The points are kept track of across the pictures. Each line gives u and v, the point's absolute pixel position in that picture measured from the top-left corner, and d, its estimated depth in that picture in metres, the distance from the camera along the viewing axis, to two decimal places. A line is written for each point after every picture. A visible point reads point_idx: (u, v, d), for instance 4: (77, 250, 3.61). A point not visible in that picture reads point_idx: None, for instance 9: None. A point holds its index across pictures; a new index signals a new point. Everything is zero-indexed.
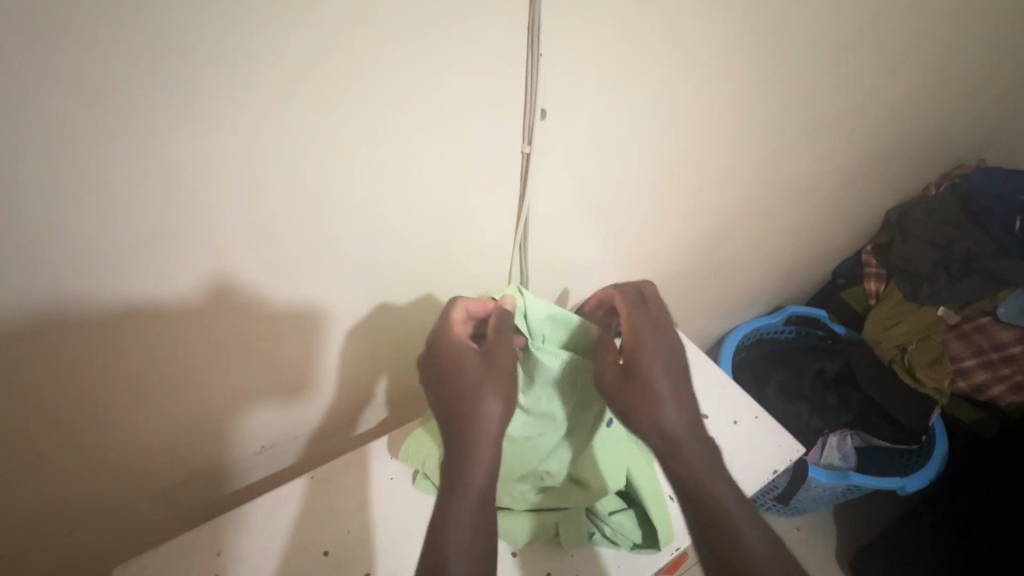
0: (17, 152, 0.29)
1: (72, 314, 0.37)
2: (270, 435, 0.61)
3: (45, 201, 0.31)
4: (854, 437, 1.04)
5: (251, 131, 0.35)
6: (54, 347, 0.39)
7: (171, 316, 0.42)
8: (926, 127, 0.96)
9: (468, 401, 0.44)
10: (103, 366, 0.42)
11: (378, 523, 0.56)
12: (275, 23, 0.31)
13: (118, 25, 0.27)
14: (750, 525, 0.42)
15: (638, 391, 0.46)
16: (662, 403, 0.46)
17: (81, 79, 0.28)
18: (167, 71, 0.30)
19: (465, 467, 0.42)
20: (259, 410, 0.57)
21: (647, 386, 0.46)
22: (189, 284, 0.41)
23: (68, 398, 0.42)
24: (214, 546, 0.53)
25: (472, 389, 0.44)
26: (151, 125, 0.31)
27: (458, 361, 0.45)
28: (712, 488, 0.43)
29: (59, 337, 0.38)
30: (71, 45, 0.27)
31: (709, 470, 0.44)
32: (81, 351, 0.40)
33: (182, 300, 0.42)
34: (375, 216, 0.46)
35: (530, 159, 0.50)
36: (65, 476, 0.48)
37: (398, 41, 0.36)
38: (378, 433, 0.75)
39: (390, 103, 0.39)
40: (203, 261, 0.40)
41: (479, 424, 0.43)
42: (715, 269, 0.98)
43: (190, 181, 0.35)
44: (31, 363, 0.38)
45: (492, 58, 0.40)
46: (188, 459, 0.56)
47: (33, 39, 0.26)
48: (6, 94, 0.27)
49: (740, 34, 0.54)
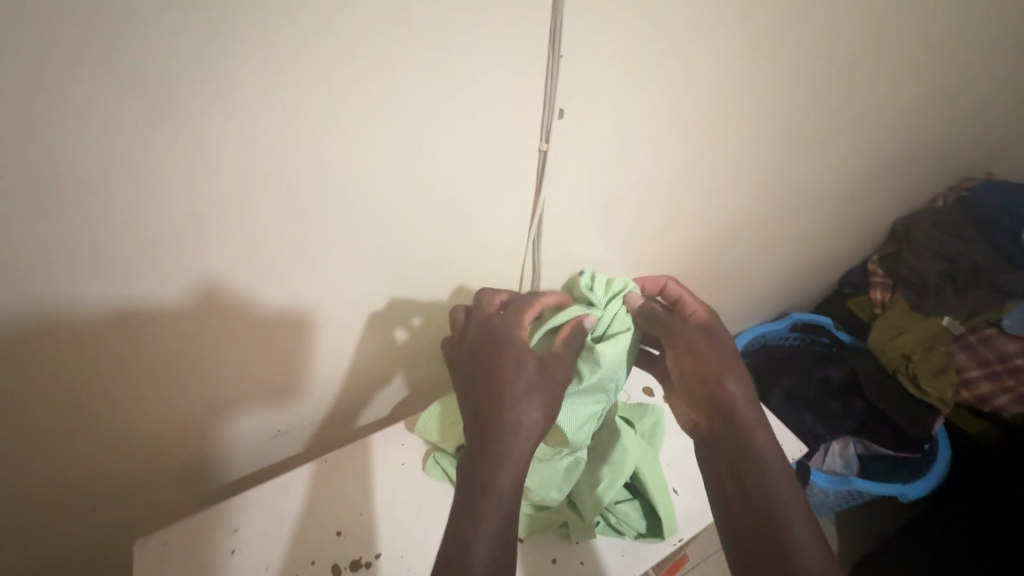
0: (72, 129, 0.30)
1: (107, 290, 0.39)
2: (283, 420, 0.62)
3: (91, 179, 0.33)
4: (856, 444, 1.03)
5: (285, 119, 0.37)
6: (87, 323, 0.40)
7: (201, 297, 0.43)
8: (935, 138, 0.97)
9: (513, 408, 0.43)
10: (134, 346, 0.44)
11: (387, 507, 0.57)
12: (310, 24, 0.33)
13: (177, 7, 0.29)
14: (790, 485, 0.46)
15: (706, 361, 0.52)
16: (724, 373, 0.51)
17: (137, 62, 0.30)
18: (216, 57, 0.32)
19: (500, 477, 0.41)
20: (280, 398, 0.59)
21: (715, 355, 0.52)
22: (221, 268, 0.42)
23: (97, 374, 0.44)
24: (231, 523, 0.54)
25: (524, 397, 0.44)
26: (196, 109, 0.33)
27: (514, 361, 0.45)
28: (757, 444, 0.48)
29: (91, 315, 0.39)
30: (125, 28, 0.29)
31: (757, 432, 0.49)
32: (111, 329, 0.41)
33: (208, 281, 0.42)
34: (394, 208, 0.48)
35: (547, 158, 0.52)
36: (87, 453, 0.49)
37: (428, 42, 0.38)
38: (383, 424, 0.76)
39: (418, 99, 0.40)
40: (235, 245, 0.41)
41: (523, 433, 0.43)
42: (721, 273, 0.98)
43: (229, 164, 0.37)
44: (69, 338, 0.40)
45: (515, 57, 0.42)
46: (209, 440, 0.58)
47: (100, 21, 0.28)
48: (70, 74, 0.29)
49: (754, 40, 0.56)
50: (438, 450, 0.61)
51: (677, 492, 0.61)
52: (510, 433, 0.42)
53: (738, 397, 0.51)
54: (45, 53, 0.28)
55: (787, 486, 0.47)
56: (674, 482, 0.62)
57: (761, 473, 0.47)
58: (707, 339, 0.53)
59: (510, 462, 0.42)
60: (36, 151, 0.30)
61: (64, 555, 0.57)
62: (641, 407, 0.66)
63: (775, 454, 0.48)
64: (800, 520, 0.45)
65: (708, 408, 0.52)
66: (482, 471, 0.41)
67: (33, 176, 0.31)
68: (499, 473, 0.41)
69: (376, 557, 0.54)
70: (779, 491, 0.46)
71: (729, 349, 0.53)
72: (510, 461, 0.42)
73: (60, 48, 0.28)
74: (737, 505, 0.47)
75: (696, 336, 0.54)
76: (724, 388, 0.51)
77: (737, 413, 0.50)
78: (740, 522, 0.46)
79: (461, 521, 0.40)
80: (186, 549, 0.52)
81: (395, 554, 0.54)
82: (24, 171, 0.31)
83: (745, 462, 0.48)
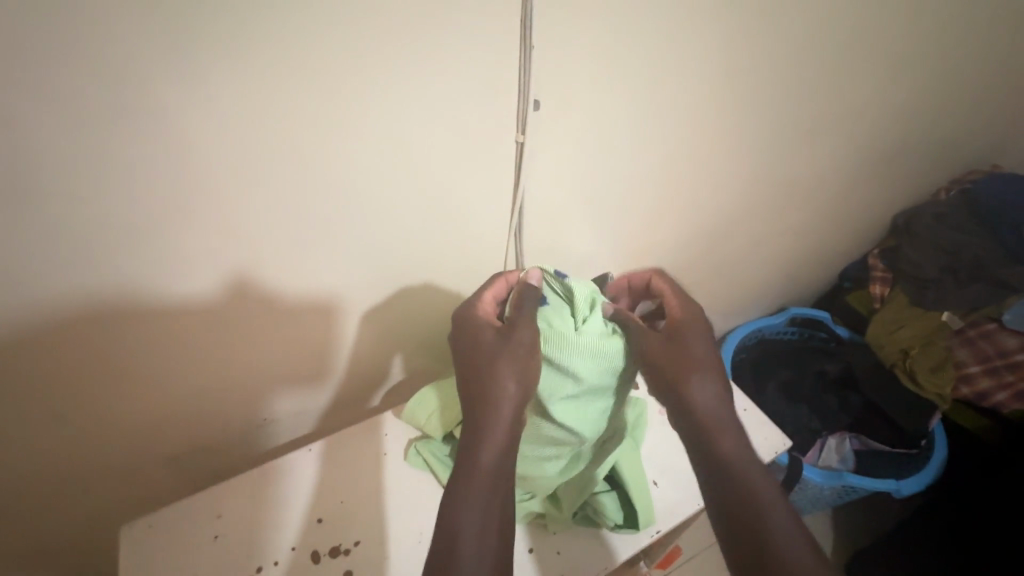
0: (37, 130, 0.30)
1: (95, 291, 0.39)
2: (282, 407, 0.62)
3: (63, 173, 0.33)
4: (852, 440, 1.03)
5: (249, 116, 0.36)
6: (81, 324, 0.41)
7: (189, 282, 0.43)
8: (938, 130, 0.95)
9: (484, 378, 0.45)
10: (123, 345, 0.44)
11: (367, 497, 0.58)
12: (268, 16, 0.32)
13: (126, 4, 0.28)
14: (766, 482, 0.46)
15: (675, 364, 0.49)
16: (688, 376, 0.48)
17: (93, 63, 0.30)
18: (181, 51, 0.31)
19: (481, 446, 0.44)
20: (284, 387, 0.60)
21: (676, 356, 0.49)
22: (214, 254, 0.42)
23: (91, 373, 0.45)
24: (216, 513, 0.55)
25: (491, 365, 0.45)
26: (156, 108, 0.33)
27: (477, 335, 0.48)
28: (729, 444, 0.47)
29: (87, 316, 0.41)
30: (75, 28, 0.28)
31: (729, 431, 0.48)
32: (104, 329, 0.42)
33: (195, 280, 0.43)
34: (372, 206, 0.47)
35: (523, 149, 0.50)
36: (73, 444, 0.50)
37: (398, 35, 0.37)
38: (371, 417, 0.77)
39: (390, 92, 0.39)
40: (224, 231, 0.41)
41: (495, 400, 0.44)
42: (716, 267, 0.97)
43: (196, 164, 0.36)
44: (57, 336, 0.41)
45: (483, 44, 0.40)
46: (204, 426, 0.58)
47: (51, 21, 0.27)
48: (29, 77, 0.29)
49: (741, 31, 0.54)
50: (421, 441, 0.62)
51: (657, 483, 0.61)
52: (485, 403, 0.45)
53: (704, 399, 0.48)
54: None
55: (765, 484, 0.46)
56: (655, 473, 0.62)
57: (738, 472, 0.46)
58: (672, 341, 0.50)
59: (490, 430, 0.44)
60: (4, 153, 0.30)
61: (53, 544, 0.58)
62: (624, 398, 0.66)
63: (748, 453, 0.47)
64: (784, 516, 0.44)
65: (675, 413, 0.50)
66: (466, 445, 0.44)
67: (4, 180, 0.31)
68: (479, 445, 0.44)
69: (355, 543, 0.54)
70: (759, 490, 0.45)
71: (689, 348, 0.49)
72: (490, 431, 0.44)
73: (17, 52, 0.28)
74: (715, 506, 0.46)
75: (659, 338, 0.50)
76: (688, 393, 0.48)
77: (704, 412, 0.48)
78: (722, 523, 0.45)
79: (446, 498, 0.43)
80: (170, 537, 0.53)
81: (374, 540, 0.54)
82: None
83: (721, 466, 0.46)
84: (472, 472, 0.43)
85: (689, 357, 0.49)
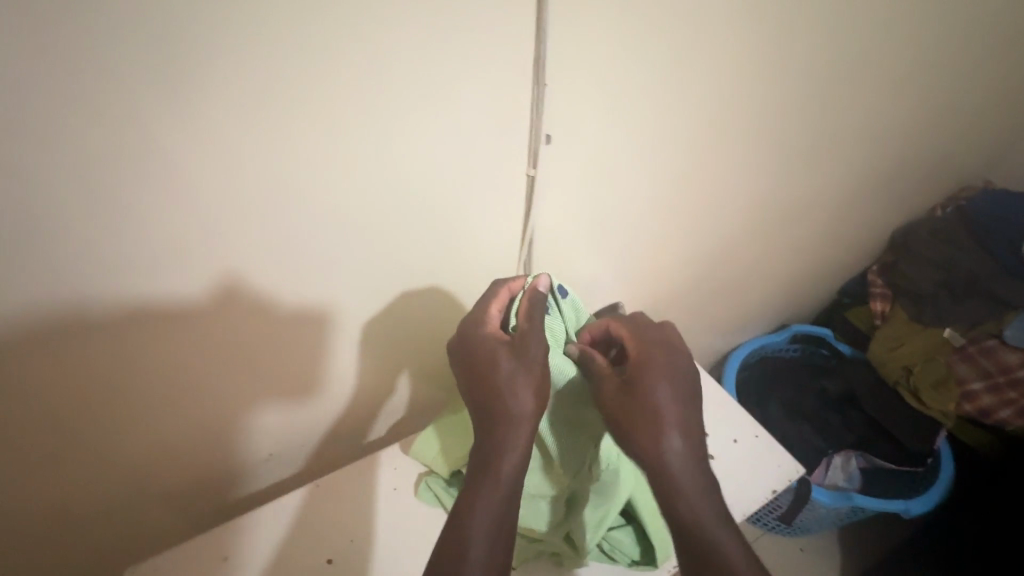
0: (46, 178, 0.30)
1: (82, 327, 0.38)
2: (284, 439, 0.60)
3: (66, 207, 0.32)
4: (857, 458, 1.01)
5: (265, 155, 0.37)
6: (64, 363, 0.39)
7: (178, 302, 0.41)
8: (931, 148, 0.96)
9: (503, 395, 0.45)
10: (113, 383, 0.43)
11: (378, 535, 0.57)
12: (287, 60, 0.33)
13: (142, 52, 0.29)
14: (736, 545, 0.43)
15: (633, 416, 0.46)
16: (655, 429, 0.45)
17: (107, 110, 0.30)
18: (194, 88, 0.32)
19: (499, 460, 0.44)
20: (269, 405, 0.55)
21: (643, 409, 0.46)
22: (210, 276, 0.41)
23: (82, 416, 0.43)
24: (221, 548, 0.54)
25: (510, 381, 0.45)
26: (171, 151, 0.33)
27: (489, 354, 0.46)
28: (693, 503, 0.44)
29: (71, 355, 0.39)
30: (92, 76, 0.29)
31: (696, 491, 0.44)
32: (88, 368, 0.40)
33: (184, 308, 0.41)
34: (379, 236, 0.47)
35: (536, 182, 0.52)
36: (64, 487, 0.47)
37: (409, 72, 0.38)
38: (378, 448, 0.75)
39: (402, 126, 0.40)
40: (223, 253, 0.40)
41: (515, 416, 0.44)
42: (719, 287, 0.98)
43: (210, 203, 0.37)
44: (40, 381, 0.39)
45: (502, 80, 0.42)
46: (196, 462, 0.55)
47: (68, 72, 0.28)
48: (40, 125, 0.29)
49: (739, 58, 0.56)
50: (430, 475, 0.61)
51: None
52: (505, 420, 0.44)
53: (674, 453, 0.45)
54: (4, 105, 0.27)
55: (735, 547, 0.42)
56: None
57: (706, 532, 0.43)
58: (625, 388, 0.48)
59: (510, 446, 0.44)
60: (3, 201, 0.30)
61: None
62: None
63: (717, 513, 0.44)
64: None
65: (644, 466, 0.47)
66: (484, 460, 0.44)
67: (5, 228, 0.31)
68: (499, 460, 0.44)
69: None
70: (728, 550, 0.42)
71: (654, 402, 0.46)
72: (512, 446, 0.44)
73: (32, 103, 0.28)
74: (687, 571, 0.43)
75: (613, 386, 0.48)
76: (653, 448, 0.45)
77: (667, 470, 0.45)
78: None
79: (458, 513, 0.42)
80: None
81: None
82: (1, 221, 0.31)
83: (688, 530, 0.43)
84: (492, 486, 0.43)
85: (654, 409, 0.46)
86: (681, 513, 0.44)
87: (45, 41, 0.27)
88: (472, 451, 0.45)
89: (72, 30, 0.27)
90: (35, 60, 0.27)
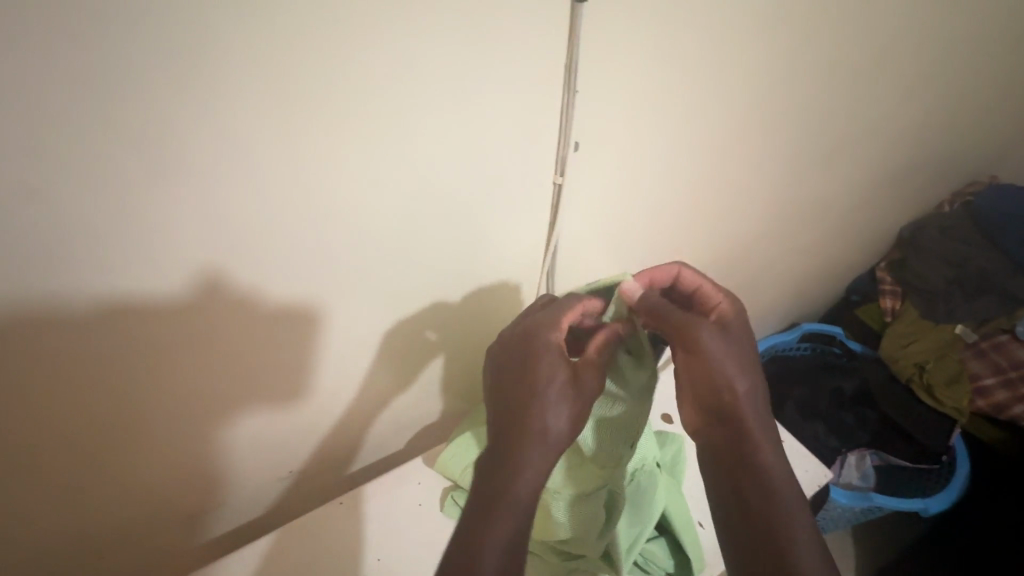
0: (78, 198, 0.31)
1: (91, 344, 0.37)
2: (274, 455, 0.59)
3: (91, 225, 0.32)
4: (873, 456, 1.03)
5: (302, 172, 0.37)
6: (74, 381, 0.39)
7: (168, 307, 0.39)
8: (939, 147, 0.97)
9: (542, 412, 0.42)
10: (122, 400, 0.42)
11: (404, 550, 0.57)
12: (327, 77, 0.33)
13: (187, 75, 0.30)
14: (795, 493, 0.45)
15: (723, 363, 0.47)
16: (735, 375, 0.47)
17: (142, 128, 0.30)
18: (229, 106, 0.32)
19: (514, 478, 0.40)
20: (252, 413, 0.52)
21: (731, 356, 0.47)
22: (195, 284, 0.38)
23: (93, 432, 0.43)
24: (255, 563, 0.55)
25: (553, 400, 0.43)
26: (208, 170, 0.34)
27: (548, 369, 0.44)
28: (759, 449, 0.46)
29: (79, 372, 0.38)
30: (137, 98, 0.29)
31: (763, 438, 0.47)
32: (95, 382, 0.40)
33: (192, 324, 0.41)
34: (406, 246, 0.47)
35: (561, 190, 0.52)
36: (78, 500, 0.47)
37: (442, 85, 0.38)
38: (402, 458, 0.76)
39: (434, 137, 0.41)
40: (213, 254, 0.38)
41: (544, 438, 0.42)
42: (731, 288, 0.98)
43: (242, 219, 0.37)
44: (46, 396, 0.38)
45: (531, 91, 0.42)
46: (197, 474, 0.53)
47: (114, 96, 0.28)
48: (78, 147, 0.29)
49: (758, 64, 0.56)
50: (455, 489, 0.62)
51: (703, 525, 0.61)
52: (532, 439, 0.41)
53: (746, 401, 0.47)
54: (45, 127, 0.28)
55: (795, 494, 0.45)
56: (699, 514, 0.61)
57: (765, 477, 0.45)
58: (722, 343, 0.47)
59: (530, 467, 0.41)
60: (25, 215, 0.30)
61: None
62: (660, 436, 0.65)
63: (779, 463, 0.46)
64: (807, 528, 0.43)
65: (710, 408, 0.48)
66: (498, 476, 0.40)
67: (27, 243, 0.31)
68: (512, 476, 0.40)
69: None
70: (787, 496, 0.44)
71: (744, 353, 0.48)
72: (524, 466, 0.41)
73: (75, 126, 0.28)
74: (748, 519, 0.44)
75: (718, 341, 0.47)
76: (734, 392, 0.47)
77: (744, 418, 0.47)
78: (760, 535, 0.43)
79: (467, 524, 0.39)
80: None
81: None
82: (22, 237, 0.30)
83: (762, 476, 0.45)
84: (508, 506, 0.39)
85: (745, 357, 0.48)
86: (749, 454, 0.46)
87: (92, 66, 0.27)
88: (488, 463, 0.42)
89: (112, 53, 0.27)
90: (82, 84, 0.27)
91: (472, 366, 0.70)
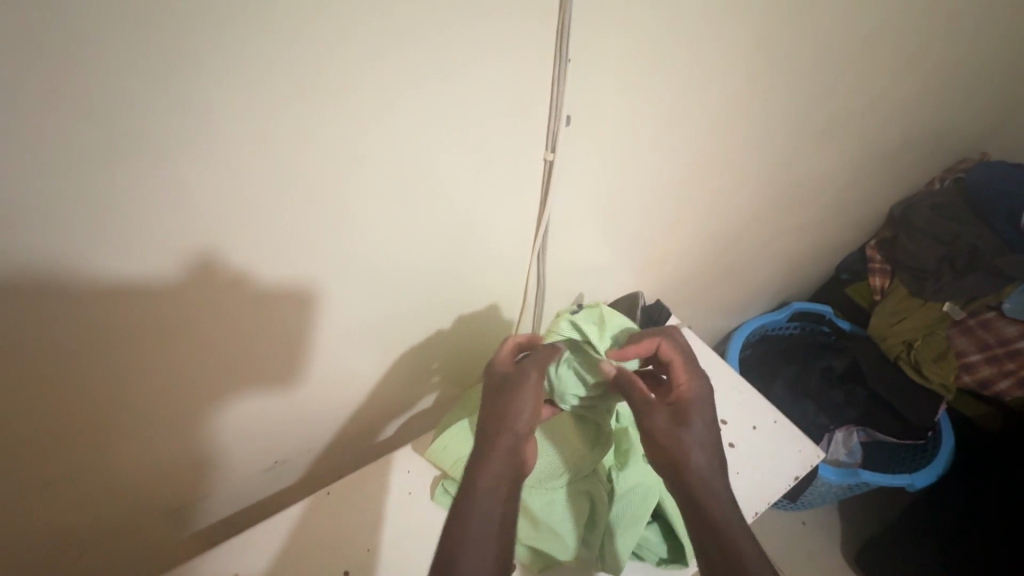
0: (24, 192, 0.27)
1: (54, 345, 0.35)
2: (274, 444, 0.59)
3: (48, 221, 0.29)
4: (860, 432, 1.05)
5: (275, 153, 0.34)
6: (39, 383, 0.36)
7: (144, 302, 0.36)
8: (934, 123, 0.97)
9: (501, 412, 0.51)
10: (91, 400, 0.40)
11: (395, 538, 0.57)
12: (299, 48, 0.30)
13: (136, 47, 0.26)
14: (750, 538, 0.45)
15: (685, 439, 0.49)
16: (698, 448, 0.49)
17: (99, 116, 0.27)
18: (194, 88, 0.28)
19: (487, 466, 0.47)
20: (247, 399, 0.51)
21: (693, 435, 0.50)
22: (177, 277, 0.36)
23: (64, 434, 0.40)
24: (242, 556, 0.53)
25: (506, 402, 0.51)
26: (175, 159, 0.31)
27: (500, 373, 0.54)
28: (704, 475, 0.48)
29: (47, 374, 0.36)
30: (92, 85, 0.26)
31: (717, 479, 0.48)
32: (64, 384, 0.37)
33: (164, 316, 0.38)
34: (390, 228, 0.45)
35: (553, 167, 0.50)
36: (57, 500, 0.45)
37: (427, 54, 0.34)
38: (399, 439, 0.76)
39: (414, 111, 0.37)
40: (183, 245, 0.35)
41: (504, 430, 0.49)
42: (725, 268, 0.98)
43: (213, 208, 0.34)
44: (14, 400, 0.36)
45: (522, 64, 0.39)
46: (191, 464, 0.52)
47: (53, 73, 0.25)
48: (24, 136, 0.26)
49: (760, 35, 0.54)
50: (444, 478, 0.60)
51: None
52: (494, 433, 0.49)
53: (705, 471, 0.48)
54: None
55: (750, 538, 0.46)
56: None
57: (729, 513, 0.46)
58: (674, 425, 0.50)
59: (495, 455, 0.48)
60: None
61: None
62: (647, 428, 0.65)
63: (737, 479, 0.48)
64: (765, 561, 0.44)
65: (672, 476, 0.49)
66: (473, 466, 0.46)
67: None
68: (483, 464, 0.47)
69: None
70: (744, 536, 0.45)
71: (708, 429, 0.51)
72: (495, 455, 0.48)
73: (10, 110, 0.25)
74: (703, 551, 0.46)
75: (666, 416, 0.51)
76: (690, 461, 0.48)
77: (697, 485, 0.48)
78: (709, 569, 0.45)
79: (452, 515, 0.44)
80: None
81: None
82: None
83: (718, 533, 0.45)
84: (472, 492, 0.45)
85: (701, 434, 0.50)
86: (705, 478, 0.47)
87: (32, 46, 0.24)
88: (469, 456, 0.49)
89: (56, 32, 0.24)
90: (19, 65, 0.24)
91: (467, 349, 0.69)
